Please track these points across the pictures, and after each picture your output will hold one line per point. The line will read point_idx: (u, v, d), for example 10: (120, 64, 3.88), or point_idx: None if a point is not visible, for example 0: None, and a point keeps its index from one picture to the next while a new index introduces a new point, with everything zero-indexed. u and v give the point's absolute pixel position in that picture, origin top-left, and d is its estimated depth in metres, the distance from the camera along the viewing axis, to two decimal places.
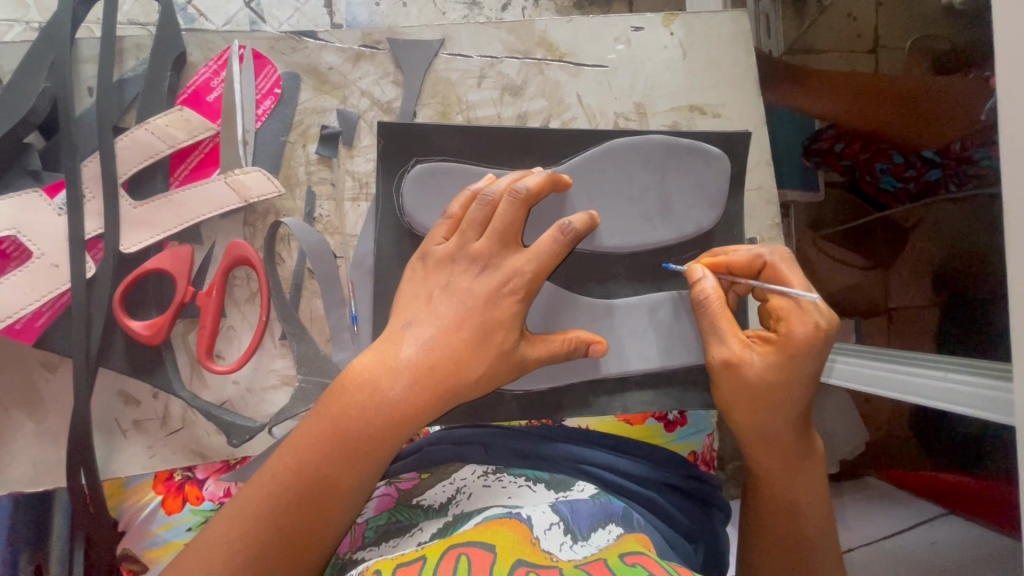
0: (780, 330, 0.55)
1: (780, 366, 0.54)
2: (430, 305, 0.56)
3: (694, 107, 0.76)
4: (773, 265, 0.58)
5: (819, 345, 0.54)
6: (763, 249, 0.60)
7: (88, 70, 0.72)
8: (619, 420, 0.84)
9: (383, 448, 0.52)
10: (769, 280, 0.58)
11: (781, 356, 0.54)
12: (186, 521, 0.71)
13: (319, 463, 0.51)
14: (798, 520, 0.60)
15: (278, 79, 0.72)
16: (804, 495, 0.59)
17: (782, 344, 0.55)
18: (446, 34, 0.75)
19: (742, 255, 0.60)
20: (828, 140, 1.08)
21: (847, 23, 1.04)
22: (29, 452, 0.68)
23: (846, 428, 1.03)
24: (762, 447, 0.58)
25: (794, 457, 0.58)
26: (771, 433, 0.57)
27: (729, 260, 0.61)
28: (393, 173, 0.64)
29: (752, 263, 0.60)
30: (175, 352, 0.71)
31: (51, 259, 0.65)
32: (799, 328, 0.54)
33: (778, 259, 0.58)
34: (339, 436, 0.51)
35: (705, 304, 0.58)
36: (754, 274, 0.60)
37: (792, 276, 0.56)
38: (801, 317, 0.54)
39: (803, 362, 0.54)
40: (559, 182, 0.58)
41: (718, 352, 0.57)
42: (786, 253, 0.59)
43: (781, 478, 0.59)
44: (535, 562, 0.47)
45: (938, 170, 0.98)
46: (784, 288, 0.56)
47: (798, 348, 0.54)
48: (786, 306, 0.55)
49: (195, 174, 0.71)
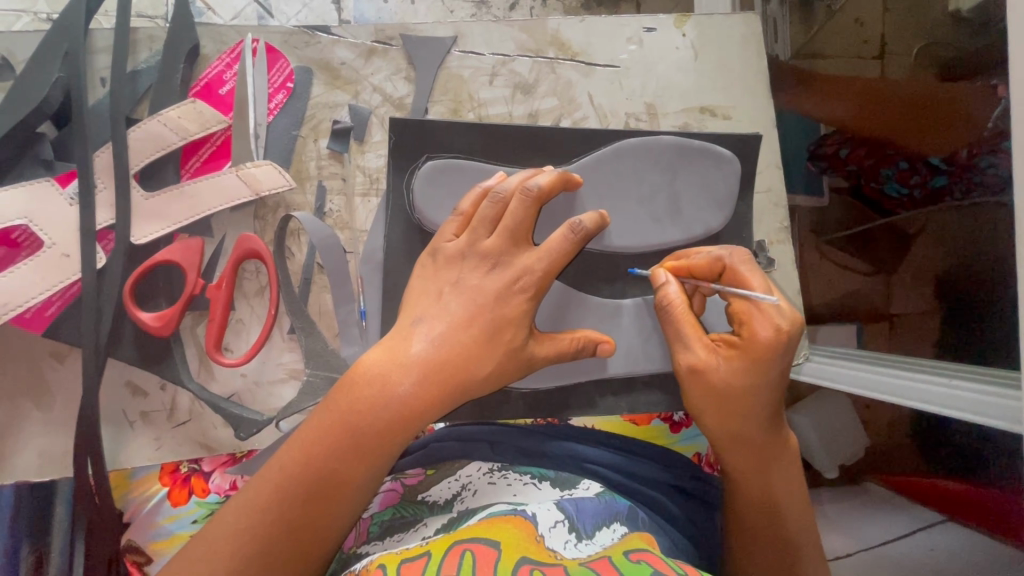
0: (744, 334, 0.55)
1: (746, 371, 0.54)
2: (440, 302, 0.56)
3: (705, 109, 0.76)
4: (732, 269, 0.58)
5: (782, 347, 0.54)
6: (723, 251, 0.59)
7: (101, 61, 0.72)
8: (624, 420, 0.83)
9: (369, 445, 0.52)
10: (730, 283, 0.58)
11: (746, 360, 0.54)
12: (191, 513, 0.72)
13: (301, 459, 0.51)
14: (780, 522, 0.59)
15: (291, 72, 0.72)
16: (783, 494, 0.59)
17: (745, 348, 0.54)
18: (459, 31, 0.74)
19: (701, 258, 0.60)
20: (834, 145, 1.04)
21: (856, 28, 1.07)
22: (36, 441, 0.68)
23: (848, 433, 1.07)
24: (734, 450, 0.58)
25: (776, 458, 0.59)
26: (745, 436, 0.57)
27: (690, 264, 0.60)
28: (404, 169, 0.65)
29: (712, 266, 0.59)
30: (184, 344, 0.71)
31: (61, 249, 0.65)
32: (762, 331, 0.54)
33: (738, 261, 0.58)
34: (338, 430, 0.52)
35: (669, 310, 0.57)
36: (714, 276, 0.60)
37: (754, 279, 0.56)
38: (763, 319, 0.54)
39: (768, 365, 0.54)
40: (570, 182, 0.59)
41: (684, 358, 0.57)
42: (745, 255, 0.59)
43: (760, 481, 0.59)
44: (540, 560, 0.47)
45: (943, 176, 0.99)
46: (744, 291, 0.55)
47: (762, 353, 0.54)
48: (747, 310, 0.55)
49: (207, 166, 0.71)
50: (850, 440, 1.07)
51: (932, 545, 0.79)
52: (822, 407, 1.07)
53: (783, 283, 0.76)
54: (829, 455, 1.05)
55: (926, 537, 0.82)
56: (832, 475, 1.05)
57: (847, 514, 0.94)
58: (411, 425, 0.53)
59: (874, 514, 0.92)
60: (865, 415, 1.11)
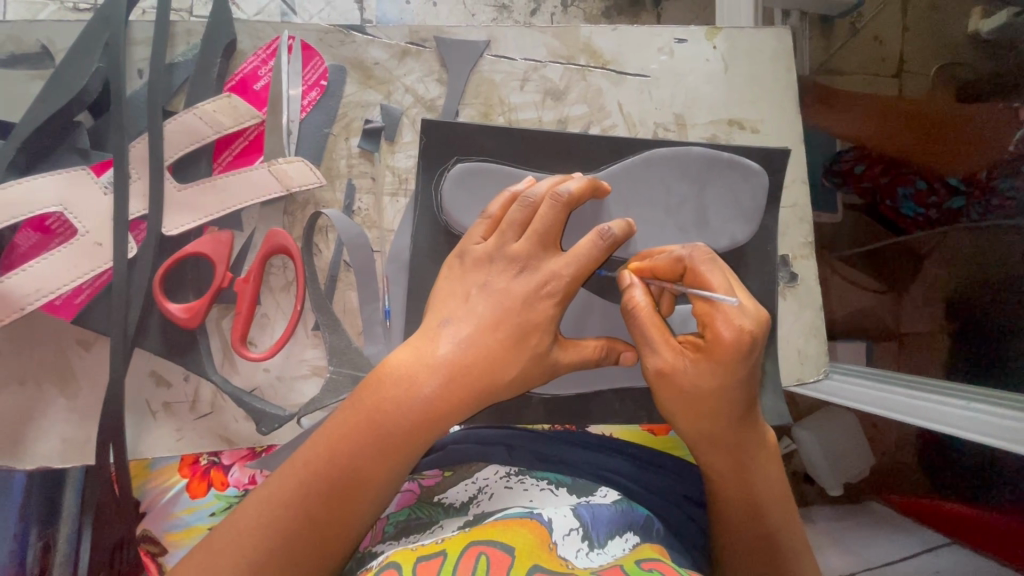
0: (708, 336, 0.53)
1: (712, 372, 0.53)
2: (467, 304, 0.56)
3: (733, 122, 0.76)
4: (693, 268, 0.56)
5: (747, 347, 0.52)
6: (684, 251, 0.57)
7: (139, 53, 0.72)
8: (642, 429, 0.83)
9: (358, 431, 0.51)
10: (691, 283, 0.56)
11: (711, 363, 0.53)
12: (209, 506, 0.71)
13: (309, 456, 0.51)
14: (761, 521, 0.59)
15: (326, 70, 0.73)
16: (763, 493, 0.59)
17: (711, 350, 0.53)
18: (492, 36, 0.75)
19: (664, 258, 0.58)
20: (849, 162, 1.07)
21: (874, 46, 1.08)
22: (59, 428, 0.68)
23: (854, 450, 1.07)
24: (712, 451, 0.57)
25: (755, 459, 0.58)
26: (721, 438, 0.56)
27: (653, 265, 0.59)
28: (434, 171, 0.66)
29: (674, 266, 0.58)
30: (209, 336, 0.71)
31: (95, 237, 0.66)
32: (725, 332, 0.52)
33: (698, 260, 0.55)
34: (353, 426, 0.52)
35: (635, 313, 0.56)
36: (679, 277, 0.59)
37: (714, 278, 0.54)
38: (725, 319, 0.52)
39: (735, 365, 0.52)
40: (599, 189, 0.59)
41: (651, 363, 0.55)
42: (707, 252, 0.56)
43: (739, 482, 0.58)
44: (552, 568, 0.46)
45: (961, 198, 0.99)
46: (704, 292, 0.54)
47: (727, 353, 0.52)
48: (709, 311, 0.53)
49: (239, 160, 0.72)
50: (856, 458, 1.07)
51: (936, 568, 0.77)
52: (833, 424, 1.07)
53: (803, 300, 0.77)
54: (831, 471, 1.05)
55: (932, 559, 0.80)
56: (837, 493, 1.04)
57: (851, 532, 0.93)
58: (431, 425, 0.53)
59: (882, 533, 0.91)
60: (871, 433, 1.14)
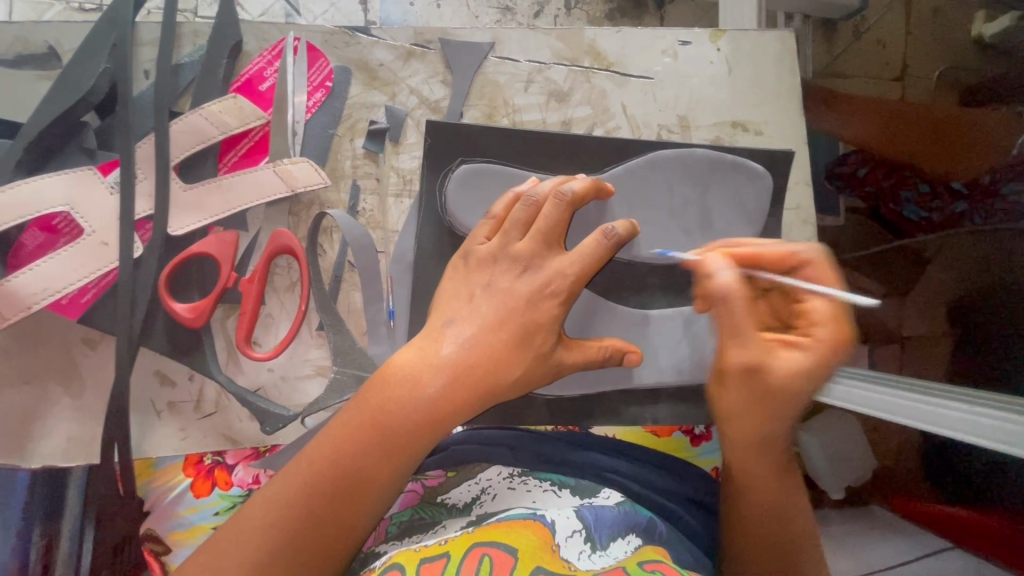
0: (812, 333, 0.55)
1: (803, 369, 0.54)
2: (471, 304, 0.56)
3: (737, 124, 0.76)
4: (813, 265, 0.57)
5: (851, 349, 0.54)
6: (802, 247, 0.58)
7: (146, 53, 0.72)
8: (645, 430, 0.81)
9: (403, 432, 0.52)
10: (804, 278, 0.57)
11: (808, 359, 0.54)
12: (213, 505, 0.69)
13: (329, 454, 0.51)
14: (789, 527, 0.58)
15: (331, 71, 0.73)
16: (794, 501, 0.59)
17: (813, 347, 0.54)
18: (497, 38, 0.75)
19: (778, 249, 0.58)
20: (852, 164, 1.09)
21: (878, 49, 1.11)
22: (64, 427, 0.69)
23: (856, 452, 1.07)
24: (763, 449, 0.59)
25: (789, 466, 0.60)
26: (771, 437, 0.58)
27: (763, 254, 0.58)
28: (438, 172, 0.66)
29: (790, 259, 0.58)
30: (214, 336, 0.71)
31: (101, 237, 0.66)
32: (828, 331, 0.54)
33: (818, 258, 0.57)
34: (376, 428, 0.52)
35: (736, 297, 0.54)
36: (781, 270, 0.58)
37: (832, 278, 0.56)
38: (832, 319, 0.55)
39: (827, 367, 0.55)
40: (602, 190, 0.59)
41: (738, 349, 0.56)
42: (821, 252, 0.58)
43: (779, 485, 0.59)
44: (554, 570, 0.47)
45: (963, 202, 0.91)
46: (823, 288, 0.55)
47: (830, 352, 0.54)
48: (823, 308, 0.55)
49: (244, 161, 0.72)
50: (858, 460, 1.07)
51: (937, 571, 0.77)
52: (833, 426, 1.07)
53: None
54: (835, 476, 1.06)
55: (934, 563, 0.80)
56: (840, 496, 1.04)
57: (854, 535, 0.93)
58: (435, 426, 0.53)
59: (885, 536, 0.91)
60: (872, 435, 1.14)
